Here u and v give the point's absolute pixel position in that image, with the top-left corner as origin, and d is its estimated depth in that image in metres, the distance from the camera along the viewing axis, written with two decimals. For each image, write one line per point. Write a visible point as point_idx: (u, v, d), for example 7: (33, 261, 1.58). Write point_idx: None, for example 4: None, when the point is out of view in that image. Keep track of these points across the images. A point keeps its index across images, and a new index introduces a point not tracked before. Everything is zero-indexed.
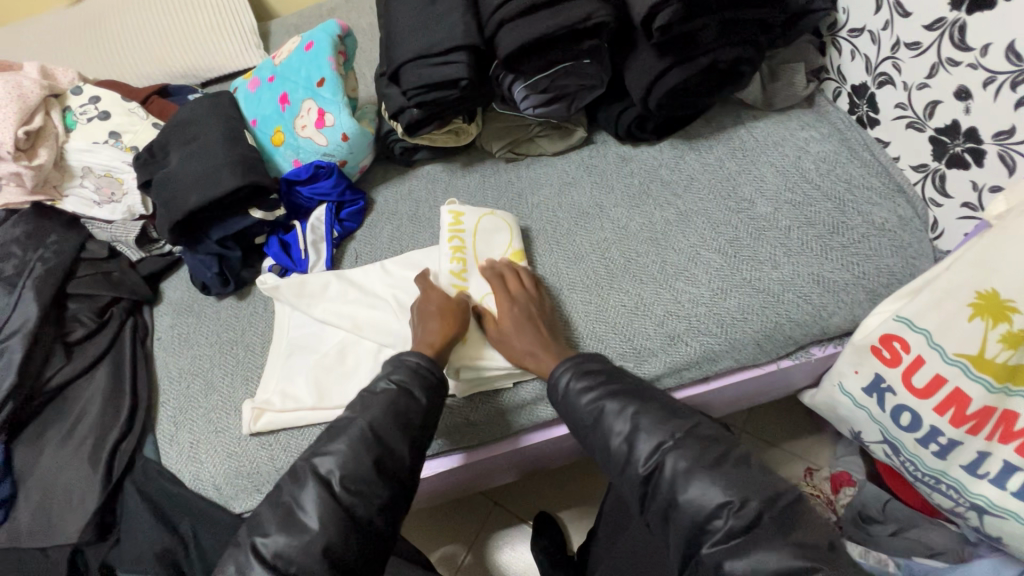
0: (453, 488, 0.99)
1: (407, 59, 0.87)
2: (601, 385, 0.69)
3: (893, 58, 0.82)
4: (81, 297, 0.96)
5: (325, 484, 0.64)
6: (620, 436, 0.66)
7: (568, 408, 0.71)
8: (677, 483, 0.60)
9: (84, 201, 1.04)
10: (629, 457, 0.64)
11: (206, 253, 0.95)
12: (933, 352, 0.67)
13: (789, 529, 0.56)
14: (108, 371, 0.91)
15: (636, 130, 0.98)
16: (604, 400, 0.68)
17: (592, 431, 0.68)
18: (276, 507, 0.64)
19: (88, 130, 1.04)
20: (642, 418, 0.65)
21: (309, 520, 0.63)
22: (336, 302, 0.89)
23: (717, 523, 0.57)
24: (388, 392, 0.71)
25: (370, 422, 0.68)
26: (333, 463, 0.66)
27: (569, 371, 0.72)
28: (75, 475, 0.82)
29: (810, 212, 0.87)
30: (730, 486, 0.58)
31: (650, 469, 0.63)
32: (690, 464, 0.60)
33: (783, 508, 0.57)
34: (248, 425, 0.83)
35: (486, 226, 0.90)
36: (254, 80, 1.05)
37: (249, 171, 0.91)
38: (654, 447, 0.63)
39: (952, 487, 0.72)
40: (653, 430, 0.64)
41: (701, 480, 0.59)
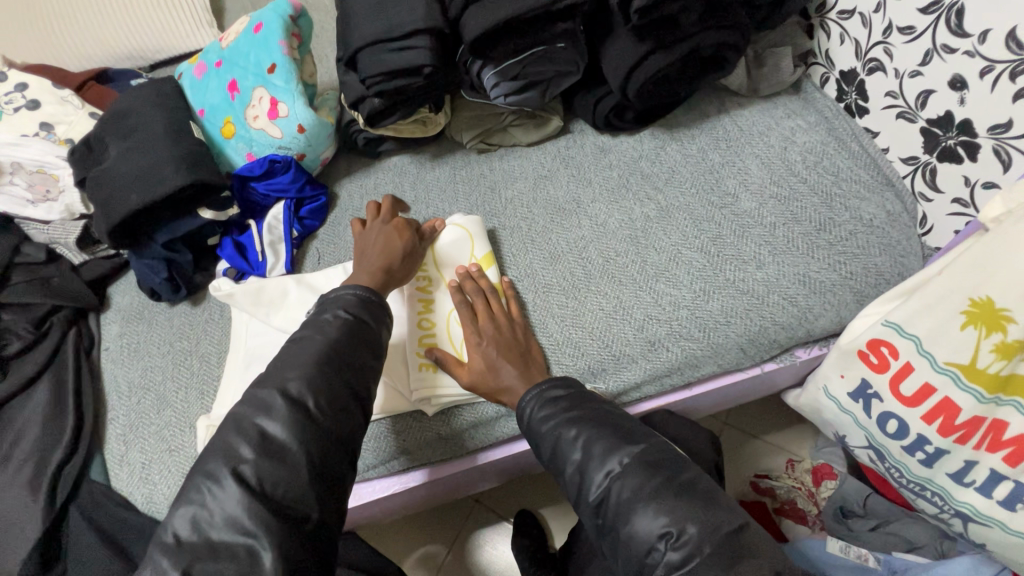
0: (438, 494, 0.94)
1: (365, 43, 0.79)
2: (561, 412, 0.65)
3: (884, 43, 0.77)
4: (17, 308, 0.89)
5: (299, 406, 0.55)
6: (573, 466, 0.62)
7: (531, 436, 0.67)
8: (623, 511, 0.57)
9: (16, 201, 0.95)
10: (581, 486, 0.61)
11: (153, 257, 0.88)
12: (922, 359, 0.65)
13: (732, 562, 0.51)
14: (48, 388, 0.84)
15: (615, 119, 0.92)
16: (562, 428, 0.64)
17: (550, 461, 0.65)
18: (245, 430, 0.54)
19: (14, 122, 0.94)
20: (595, 444, 0.61)
21: (286, 442, 0.54)
22: (297, 310, 0.83)
23: (657, 555, 0.54)
24: (344, 320, 0.63)
25: (335, 345, 0.60)
26: (303, 385, 0.57)
27: (532, 400, 0.68)
28: (14, 502, 0.76)
29: (795, 208, 0.82)
30: (662, 512, 0.55)
31: (601, 497, 0.59)
32: (635, 493, 0.57)
33: (727, 535, 0.53)
34: (203, 443, 0.77)
35: (448, 237, 0.85)
36: (200, 65, 0.96)
37: (195, 168, 0.83)
38: (600, 476, 0.59)
39: (937, 494, 0.70)
40: (605, 456, 0.60)
41: (642, 509, 0.56)
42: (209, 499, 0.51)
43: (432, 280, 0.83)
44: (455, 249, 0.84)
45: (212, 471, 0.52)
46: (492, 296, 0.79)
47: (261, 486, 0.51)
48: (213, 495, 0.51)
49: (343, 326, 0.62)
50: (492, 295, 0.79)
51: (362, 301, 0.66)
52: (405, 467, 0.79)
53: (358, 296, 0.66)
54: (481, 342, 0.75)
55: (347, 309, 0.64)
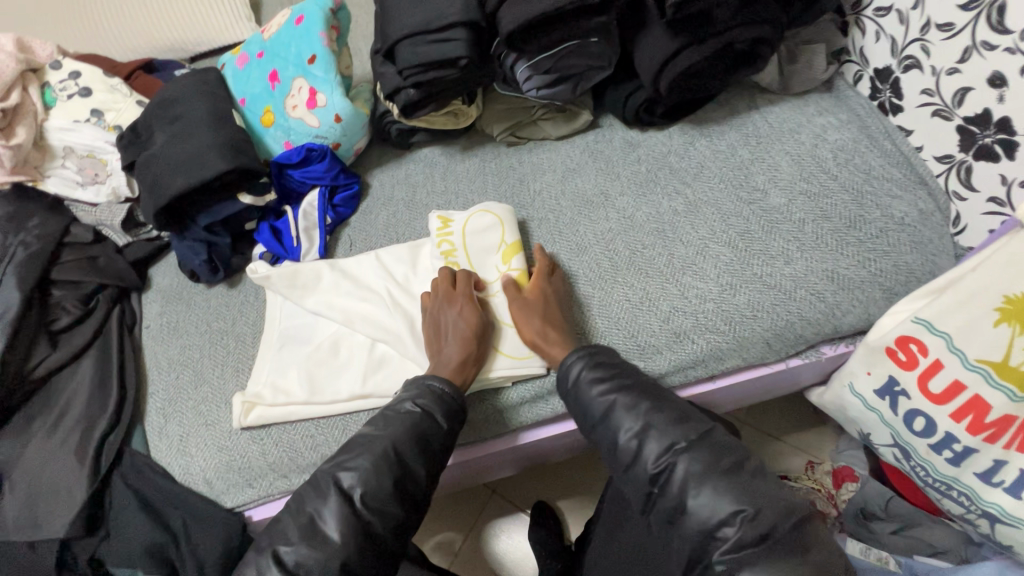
0: (470, 475, 0.96)
1: (403, 36, 0.81)
2: (614, 379, 0.67)
3: (921, 40, 0.77)
4: (66, 284, 0.92)
5: (347, 499, 0.62)
6: (628, 433, 0.63)
7: (577, 400, 0.68)
8: (688, 486, 0.58)
9: (67, 182, 0.99)
10: (637, 455, 0.62)
11: (194, 239, 0.92)
12: (953, 356, 0.65)
13: (805, 548, 0.54)
14: (94, 361, 0.88)
15: (645, 114, 0.93)
16: (616, 395, 0.65)
17: (599, 426, 0.66)
18: (298, 517, 0.62)
19: (68, 108, 0.99)
20: (655, 416, 0.63)
21: (330, 532, 0.61)
22: (330, 294, 0.86)
23: (727, 531, 0.55)
24: (412, 415, 0.68)
25: (393, 440, 0.66)
26: (356, 478, 0.63)
27: (581, 361, 0.69)
28: (60, 470, 0.79)
29: (825, 205, 0.82)
30: (741, 494, 0.56)
31: (660, 470, 0.60)
32: (704, 470, 0.58)
33: (793, 525, 0.55)
34: (238, 419, 0.80)
35: (476, 225, 0.86)
36: (243, 56, 0.99)
37: (238, 154, 0.86)
38: (663, 448, 0.60)
39: (963, 494, 0.70)
40: (666, 430, 0.62)
41: (711, 485, 0.57)
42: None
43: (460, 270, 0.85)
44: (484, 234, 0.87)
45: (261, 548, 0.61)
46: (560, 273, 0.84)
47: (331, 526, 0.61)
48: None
49: (406, 420, 0.67)
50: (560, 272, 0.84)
51: (437, 396, 0.69)
52: None
53: (433, 391, 0.70)
54: (526, 300, 0.78)
55: (416, 402, 0.69)
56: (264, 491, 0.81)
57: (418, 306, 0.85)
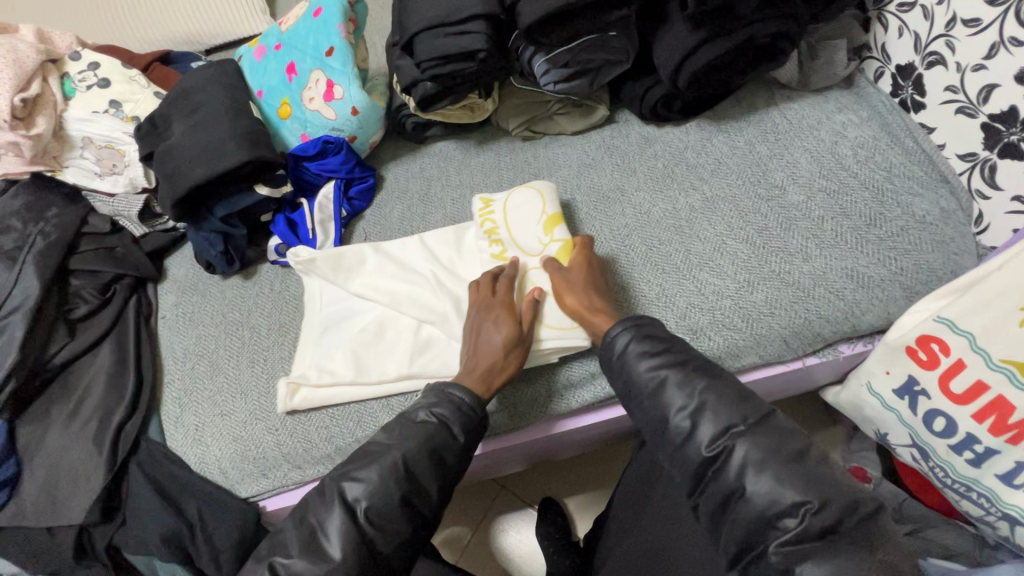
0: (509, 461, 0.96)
1: (421, 29, 0.81)
2: (664, 354, 0.65)
3: (947, 36, 0.76)
4: (84, 273, 0.92)
5: (351, 513, 0.61)
6: (680, 411, 0.61)
7: (623, 373, 0.66)
8: (747, 472, 0.56)
9: (84, 172, 1.00)
10: (690, 435, 0.60)
11: (210, 230, 0.92)
12: (975, 356, 0.64)
13: (873, 544, 0.51)
14: (112, 350, 0.89)
15: (663, 109, 0.93)
16: (666, 370, 0.63)
17: (647, 401, 0.64)
18: (301, 529, 0.61)
19: (87, 99, 0.99)
20: (709, 395, 0.60)
21: (331, 549, 0.59)
22: (374, 276, 0.86)
23: (789, 522, 0.53)
24: (430, 424, 0.66)
25: (404, 452, 0.63)
26: (363, 491, 0.62)
27: (627, 333, 0.67)
28: (78, 457, 0.80)
29: (845, 202, 0.82)
30: (809, 485, 0.53)
31: (716, 453, 0.58)
32: (765, 456, 0.56)
33: (862, 520, 0.53)
34: (283, 402, 0.80)
35: (517, 201, 0.85)
36: (260, 48, 1.00)
37: (255, 146, 0.87)
38: (720, 431, 0.58)
39: (983, 495, 0.69)
40: (721, 411, 0.59)
41: (773, 473, 0.55)
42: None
43: (504, 247, 0.83)
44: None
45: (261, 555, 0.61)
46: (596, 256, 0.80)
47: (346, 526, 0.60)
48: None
49: (422, 430, 0.65)
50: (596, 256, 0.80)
51: (456, 406, 0.67)
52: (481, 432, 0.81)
53: (456, 403, 0.67)
54: (569, 273, 0.77)
55: (432, 412, 0.67)
56: (279, 482, 0.81)
57: (462, 286, 0.83)
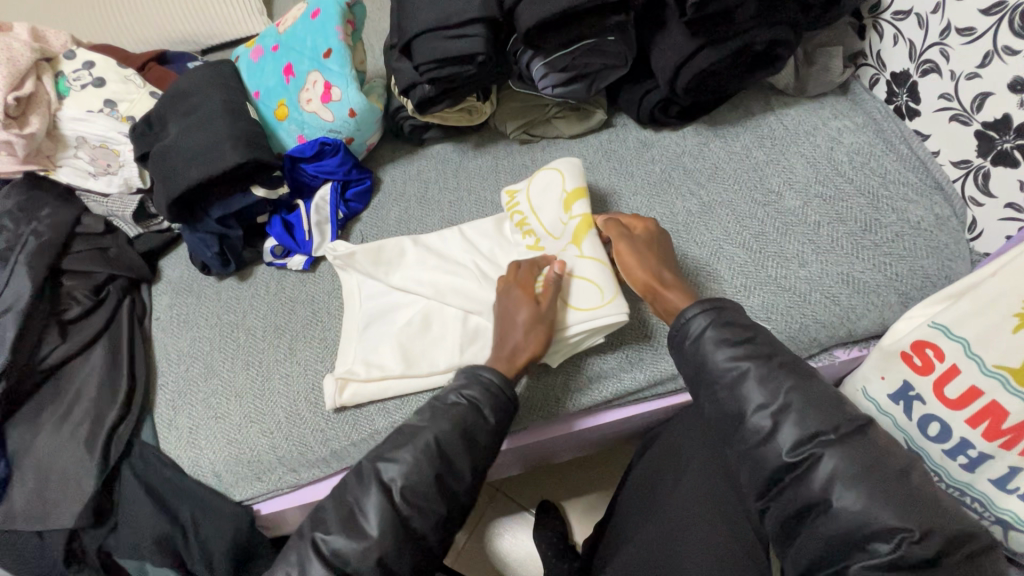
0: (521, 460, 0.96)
1: (421, 31, 0.81)
2: (745, 345, 0.60)
3: (941, 44, 0.77)
4: (76, 274, 0.91)
5: (387, 490, 0.60)
6: (758, 409, 0.57)
7: (696, 361, 0.62)
8: (835, 485, 0.51)
9: (78, 172, 0.99)
10: (769, 437, 0.55)
11: (206, 231, 0.92)
12: (969, 362, 0.64)
13: None
14: (105, 351, 0.88)
15: (660, 114, 0.93)
16: (747, 363, 0.59)
17: (721, 393, 0.60)
18: (340, 506, 0.60)
19: (81, 98, 0.99)
20: (794, 396, 0.56)
21: (367, 524, 0.58)
22: (416, 269, 0.85)
23: (880, 546, 0.48)
24: (459, 406, 0.64)
25: (436, 433, 0.62)
26: (398, 471, 0.60)
27: (705, 317, 0.63)
28: (70, 460, 0.79)
29: (840, 208, 0.82)
30: (908, 510, 0.49)
31: (799, 459, 0.54)
32: (859, 471, 0.51)
33: (963, 556, 0.48)
34: (332, 398, 0.79)
35: (539, 186, 0.87)
36: (257, 49, 0.99)
37: (252, 147, 0.86)
38: (808, 436, 0.54)
39: (978, 500, 0.69)
40: (806, 416, 0.55)
41: (866, 489, 0.50)
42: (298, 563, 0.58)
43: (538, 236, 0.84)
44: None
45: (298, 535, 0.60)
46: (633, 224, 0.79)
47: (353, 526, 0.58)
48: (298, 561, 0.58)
49: (452, 411, 0.64)
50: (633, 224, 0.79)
51: (488, 389, 0.66)
52: None
53: (484, 382, 0.66)
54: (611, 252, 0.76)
55: (463, 393, 0.65)
56: (273, 486, 0.81)
57: None
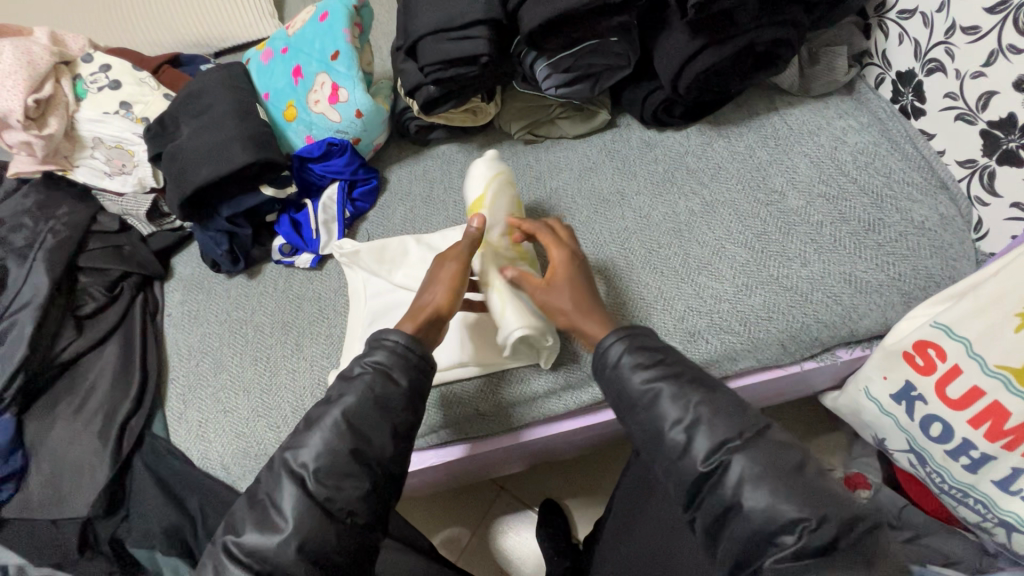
0: (473, 472, 0.97)
1: (425, 33, 0.83)
2: (659, 364, 0.62)
3: (946, 43, 0.76)
4: (92, 271, 0.94)
5: (300, 480, 0.60)
6: (674, 426, 0.59)
7: (616, 384, 0.63)
8: (743, 488, 0.54)
9: (95, 172, 1.02)
10: (685, 451, 0.58)
11: (217, 229, 0.94)
12: (972, 362, 0.64)
13: (870, 559, 0.50)
14: (118, 346, 0.90)
15: (663, 114, 0.93)
16: (660, 382, 0.61)
17: (641, 413, 0.61)
18: (254, 501, 0.61)
19: (98, 100, 1.01)
20: (704, 408, 0.58)
21: (283, 518, 0.58)
22: (418, 268, 0.87)
23: (786, 539, 0.52)
24: (365, 377, 0.65)
25: (344, 411, 0.63)
26: (308, 456, 0.61)
27: (621, 343, 0.64)
28: (84, 450, 0.81)
29: (844, 207, 0.82)
30: (806, 502, 0.52)
31: (712, 468, 0.56)
32: (763, 471, 0.54)
33: (861, 535, 0.52)
34: None
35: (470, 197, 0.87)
36: (267, 52, 1.01)
37: (261, 148, 0.88)
38: (716, 445, 0.56)
39: (980, 502, 0.69)
40: (716, 425, 0.57)
41: (771, 488, 0.54)
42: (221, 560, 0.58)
43: None
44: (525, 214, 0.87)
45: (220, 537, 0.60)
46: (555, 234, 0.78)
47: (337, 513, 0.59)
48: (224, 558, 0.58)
49: (360, 382, 0.64)
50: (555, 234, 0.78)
51: (393, 351, 0.66)
52: (447, 440, 0.82)
53: (387, 348, 0.66)
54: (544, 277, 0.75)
55: (367, 364, 0.65)
56: None
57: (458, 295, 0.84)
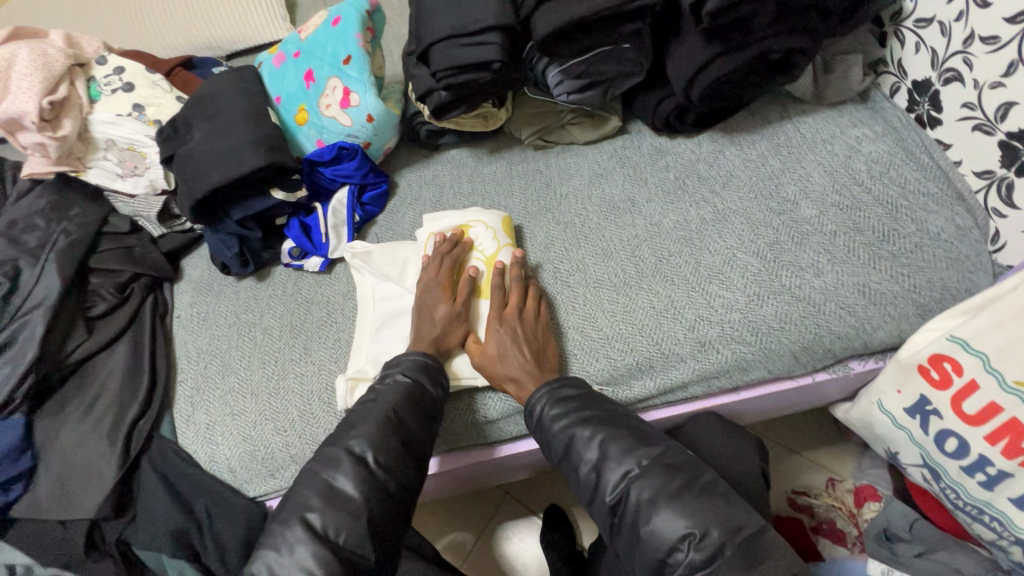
0: (464, 482, 0.97)
1: (438, 39, 0.82)
2: (574, 411, 0.69)
3: (964, 52, 0.75)
4: (103, 272, 0.95)
5: (361, 462, 0.65)
6: (589, 465, 0.66)
7: (542, 434, 0.71)
8: (641, 512, 0.61)
9: (107, 174, 1.03)
10: (597, 485, 0.65)
11: (227, 232, 0.95)
12: (989, 377, 0.63)
13: (754, 562, 0.55)
14: (128, 347, 0.90)
15: (675, 121, 0.93)
16: (575, 427, 0.68)
17: (564, 460, 0.68)
18: (310, 487, 0.64)
19: (111, 102, 1.02)
20: (610, 446, 0.65)
21: (348, 491, 0.63)
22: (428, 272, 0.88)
23: (679, 556, 0.58)
24: (401, 385, 0.71)
25: (393, 406, 0.68)
26: (366, 443, 0.66)
27: (544, 398, 0.71)
28: (93, 452, 0.81)
29: (858, 218, 0.81)
30: (691, 516, 0.58)
31: (617, 499, 0.63)
32: (654, 495, 0.60)
33: (744, 540, 0.57)
34: (344, 399, 0.79)
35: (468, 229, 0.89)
36: (279, 55, 1.02)
37: (273, 151, 0.88)
38: (619, 476, 0.63)
39: (996, 519, 0.68)
40: (621, 458, 0.64)
41: (664, 510, 0.59)
42: (282, 545, 0.60)
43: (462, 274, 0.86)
44: (477, 239, 0.87)
45: (287, 518, 0.62)
46: (530, 296, 0.81)
47: (327, 532, 0.61)
48: (285, 541, 0.60)
49: (398, 389, 0.70)
50: (530, 296, 0.81)
51: (421, 365, 0.72)
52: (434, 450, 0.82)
53: (417, 360, 0.73)
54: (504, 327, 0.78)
55: (405, 373, 0.71)
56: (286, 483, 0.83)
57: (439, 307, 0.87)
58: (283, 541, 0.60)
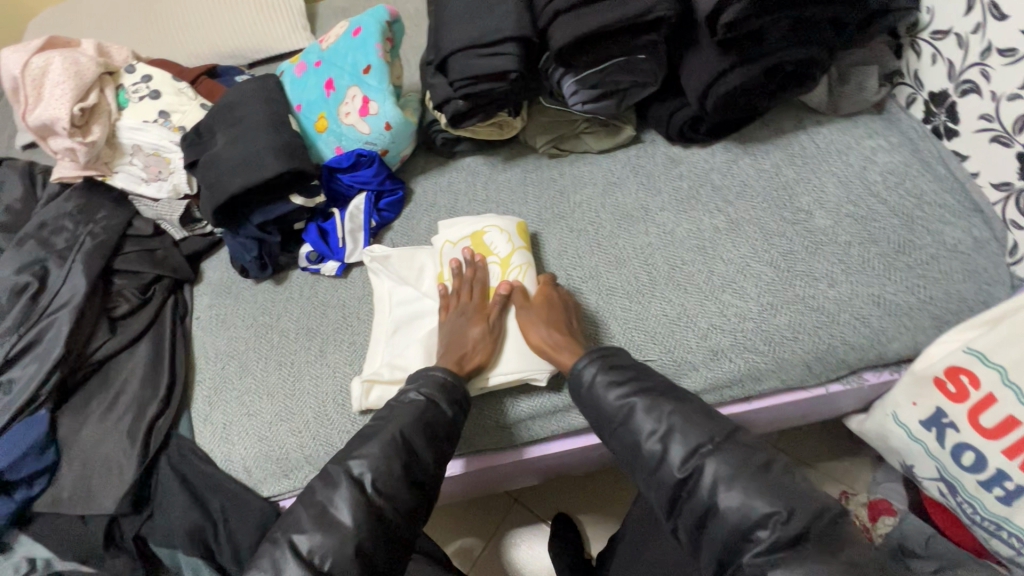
0: (477, 487, 0.98)
1: (456, 49, 0.84)
2: (631, 382, 0.69)
3: (982, 64, 0.75)
4: (126, 273, 0.97)
5: (358, 484, 0.65)
6: (652, 436, 0.65)
7: (594, 403, 0.70)
8: (717, 488, 0.60)
9: (133, 178, 1.05)
10: (662, 458, 0.64)
11: (246, 236, 0.97)
12: (1006, 391, 0.63)
13: (837, 548, 0.55)
14: (149, 347, 0.93)
15: (689, 131, 0.94)
16: (635, 397, 0.68)
17: (620, 429, 0.68)
18: (310, 506, 0.65)
19: (138, 109, 1.05)
20: (676, 418, 0.65)
21: (342, 518, 0.63)
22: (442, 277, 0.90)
23: (761, 533, 0.57)
24: (417, 404, 0.72)
25: (400, 427, 0.69)
26: (365, 465, 0.67)
27: (596, 364, 0.71)
28: (114, 449, 0.83)
29: (873, 228, 0.81)
30: (777, 496, 0.57)
31: (687, 474, 0.62)
32: (733, 472, 0.60)
33: (828, 524, 0.56)
34: (359, 401, 0.81)
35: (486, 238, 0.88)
36: (301, 64, 1.05)
37: (293, 157, 0.91)
38: (690, 451, 0.62)
39: (1014, 535, 0.67)
40: (688, 432, 0.64)
41: (742, 487, 0.59)
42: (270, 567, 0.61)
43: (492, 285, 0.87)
44: (492, 244, 0.88)
45: (276, 537, 0.63)
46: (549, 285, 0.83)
47: (311, 556, 0.61)
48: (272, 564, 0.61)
49: (413, 408, 0.72)
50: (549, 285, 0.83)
51: (439, 384, 0.73)
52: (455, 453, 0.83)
53: (442, 378, 0.74)
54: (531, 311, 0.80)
55: (420, 391, 0.73)
56: (299, 483, 0.84)
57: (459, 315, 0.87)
58: (271, 561, 0.61)
